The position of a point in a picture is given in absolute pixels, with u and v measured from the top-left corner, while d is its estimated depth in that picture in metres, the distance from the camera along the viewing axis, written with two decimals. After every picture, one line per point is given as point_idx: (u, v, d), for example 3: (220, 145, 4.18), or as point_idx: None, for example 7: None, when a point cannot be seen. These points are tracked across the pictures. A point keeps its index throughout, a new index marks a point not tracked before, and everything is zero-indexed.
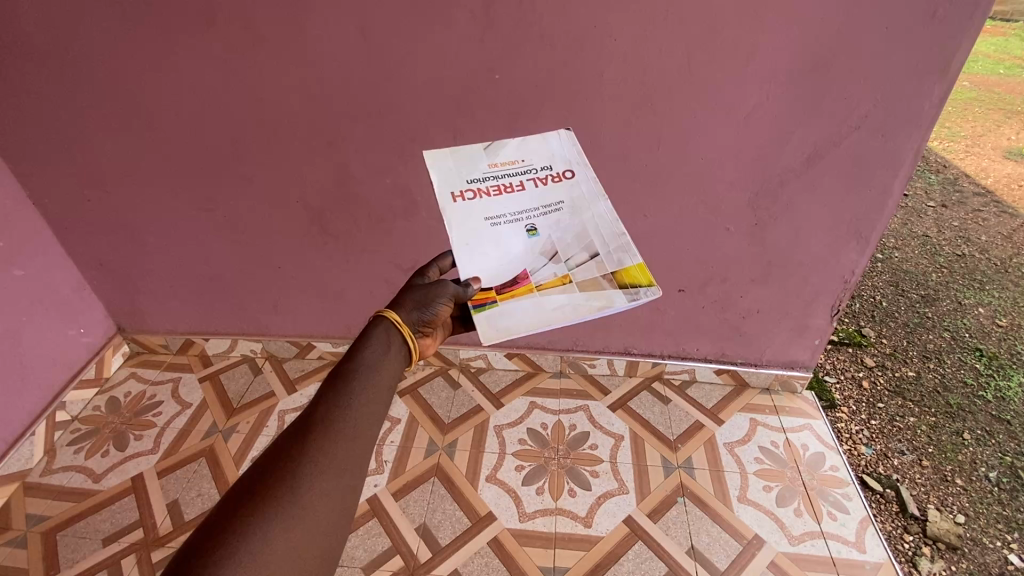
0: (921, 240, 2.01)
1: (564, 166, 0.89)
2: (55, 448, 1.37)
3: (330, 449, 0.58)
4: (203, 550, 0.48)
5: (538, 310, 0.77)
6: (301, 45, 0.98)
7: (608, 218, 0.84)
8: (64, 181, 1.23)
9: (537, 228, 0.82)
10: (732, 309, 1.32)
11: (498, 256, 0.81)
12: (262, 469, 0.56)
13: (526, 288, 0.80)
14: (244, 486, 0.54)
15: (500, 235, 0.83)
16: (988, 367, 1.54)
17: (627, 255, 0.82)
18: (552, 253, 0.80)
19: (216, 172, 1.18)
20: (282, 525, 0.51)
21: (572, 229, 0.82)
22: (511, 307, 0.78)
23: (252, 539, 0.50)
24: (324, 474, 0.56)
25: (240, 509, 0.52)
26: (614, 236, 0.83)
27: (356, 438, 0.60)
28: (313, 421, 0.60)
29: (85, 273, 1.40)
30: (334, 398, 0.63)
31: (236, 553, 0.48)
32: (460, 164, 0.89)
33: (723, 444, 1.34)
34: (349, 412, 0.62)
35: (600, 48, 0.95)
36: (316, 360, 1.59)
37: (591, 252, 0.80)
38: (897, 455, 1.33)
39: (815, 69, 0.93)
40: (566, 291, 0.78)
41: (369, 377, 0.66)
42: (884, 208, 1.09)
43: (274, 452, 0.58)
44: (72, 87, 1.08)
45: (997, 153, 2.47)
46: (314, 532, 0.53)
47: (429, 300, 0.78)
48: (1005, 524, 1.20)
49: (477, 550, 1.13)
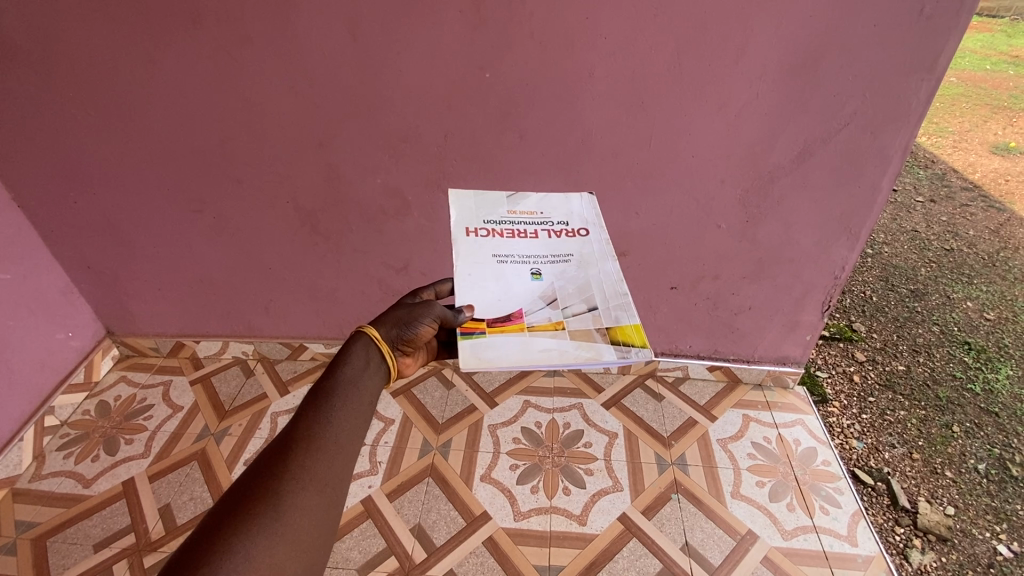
0: (910, 235, 2.03)
1: (580, 224, 0.91)
2: (44, 453, 1.35)
3: (312, 465, 0.58)
4: (186, 569, 0.48)
5: (524, 348, 0.72)
6: (289, 43, 0.97)
7: (613, 276, 0.81)
8: (50, 183, 1.21)
9: (542, 273, 0.83)
10: (724, 306, 1.32)
11: (498, 291, 0.81)
12: (244, 486, 0.55)
13: (518, 326, 0.76)
14: (225, 505, 0.54)
15: (504, 272, 0.83)
16: (976, 360, 1.56)
17: (625, 313, 0.77)
18: (551, 299, 0.79)
19: (204, 173, 1.17)
20: (265, 543, 0.51)
21: (576, 280, 0.81)
22: (499, 340, 0.74)
23: (235, 559, 0.49)
24: (306, 490, 0.56)
25: (224, 527, 0.51)
26: (616, 294, 0.79)
27: (338, 452, 0.61)
28: (294, 437, 0.60)
29: (72, 276, 1.39)
30: (315, 413, 0.63)
31: (219, 571, 0.48)
32: (481, 207, 0.94)
33: (717, 440, 1.34)
34: (331, 426, 0.62)
35: (589, 47, 0.94)
36: (308, 361, 1.58)
37: (589, 305, 0.78)
38: (888, 448, 1.35)
39: (803, 66, 0.93)
40: (556, 336, 0.74)
41: (350, 392, 0.66)
42: (873, 204, 1.09)
43: (255, 469, 0.57)
44: (58, 88, 1.06)
45: (984, 148, 2.50)
46: (297, 549, 0.53)
47: (412, 320, 0.76)
48: (994, 515, 1.21)
49: (472, 550, 1.13)
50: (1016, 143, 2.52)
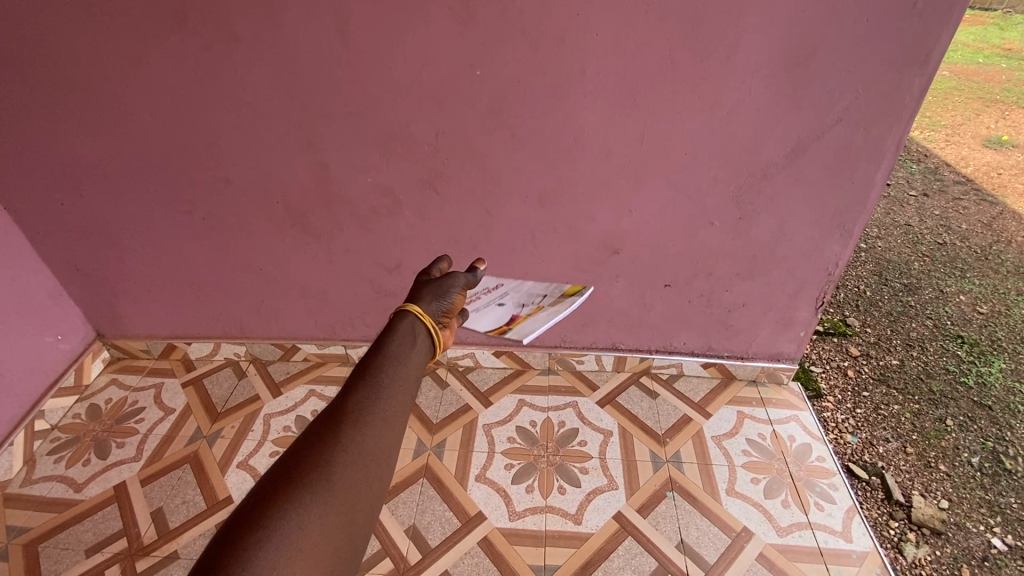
0: (903, 230, 2.04)
1: (496, 283, 1.18)
2: (35, 457, 1.34)
3: (362, 439, 0.58)
4: (238, 534, 0.47)
5: (538, 323, 0.98)
6: (276, 41, 0.96)
7: (543, 284, 1.18)
8: (37, 185, 1.19)
9: (504, 301, 1.07)
10: (717, 303, 1.32)
11: (486, 318, 1.01)
12: (295, 455, 0.55)
13: (520, 320, 1.01)
14: (276, 474, 0.54)
15: (479, 312, 1.02)
16: (969, 354, 1.56)
17: (560, 288, 1.17)
18: (525, 305, 1.07)
19: (193, 173, 1.15)
20: (315, 513, 0.51)
21: (526, 292, 1.13)
22: (520, 331, 0.96)
23: (286, 526, 0.49)
24: (354, 464, 0.56)
25: (275, 495, 0.51)
26: (553, 288, 1.17)
27: (387, 428, 0.61)
28: (345, 409, 0.60)
29: (60, 279, 1.37)
30: (365, 387, 0.63)
31: (271, 538, 0.48)
32: None
33: (711, 437, 1.34)
34: (379, 401, 0.62)
35: (581, 43, 0.94)
36: (301, 362, 1.57)
37: (542, 296, 1.12)
38: (882, 443, 1.35)
39: (796, 62, 0.93)
40: (546, 314, 1.02)
41: (398, 364, 0.67)
42: (867, 199, 1.09)
43: (305, 440, 0.57)
44: (41, 89, 1.05)
45: (976, 141, 2.50)
46: (344, 521, 0.53)
47: (445, 290, 0.82)
48: (987, 508, 1.22)
49: (467, 550, 1.12)
50: (1009, 137, 2.53)
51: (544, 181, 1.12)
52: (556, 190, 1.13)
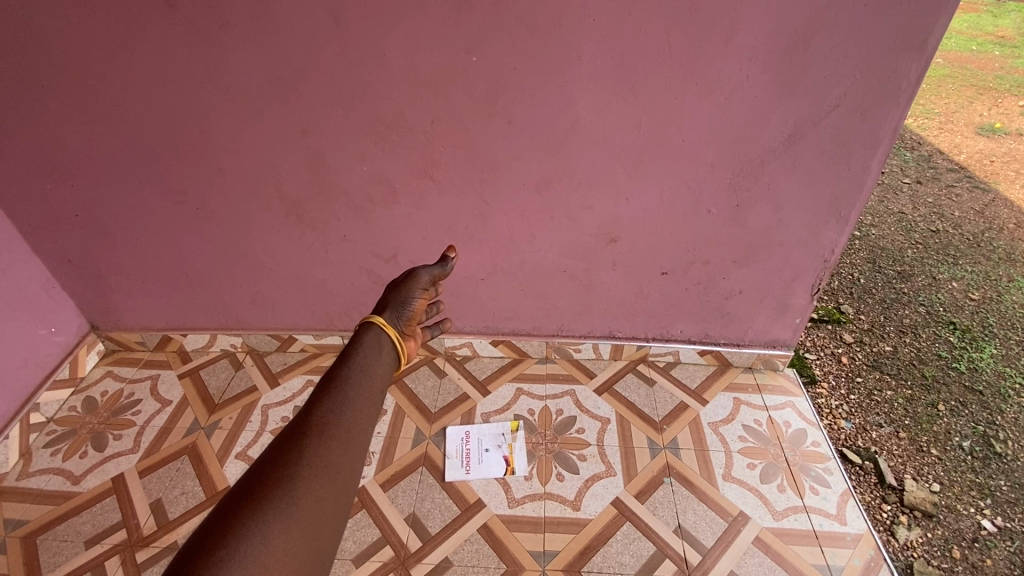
0: (897, 217, 2.05)
1: None
2: (31, 450, 1.33)
3: (324, 453, 0.60)
4: (203, 553, 0.48)
5: None
6: (268, 28, 0.95)
7: None
8: (26, 175, 1.18)
9: None
10: (714, 291, 1.33)
11: None
12: (259, 472, 0.57)
13: None
14: (242, 491, 0.55)
15: None
16: (961, 340, 1.58)
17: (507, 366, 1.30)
18: None
19: (186, 163, 1.14)
20: (280, 527, 0.52)
21: None
22: None
23: (251, 541, 0.50)
24: (319, 477, 0.57)
25: (240, 511, 0.52)
26: None
27: (351, 442, 0.63)
28: (308, 426, 0.62)
29: (52, 270, 1.36)
30: (329, 404, 0.66)
31: (236, 555, 0.48)
32: None
33: (708, 424, 1.36)
34: (343, 417, 0.65)
35: (577, 30, 0.93)
36: (298, 353, 1.57)
37: None
38: (875, 428, 1.37)
39: (794, 47, 0.92)
40: None
41: (363, 376, 0.71)
42: (862, 186, 1.09)
43: (268, 458, 0.59)
44: (29, 77, 1.03)
45: (969, 129, 2.51)
46: (310, 533, 0.54)
47: (406, 298, 0.87)
48: (978, 491, 1.24)
49: (466, 537, 1.13)
50: (1002, 124, 2.53)
51: (541, 169, 1.12)
52: (552, 177, 1.13)
